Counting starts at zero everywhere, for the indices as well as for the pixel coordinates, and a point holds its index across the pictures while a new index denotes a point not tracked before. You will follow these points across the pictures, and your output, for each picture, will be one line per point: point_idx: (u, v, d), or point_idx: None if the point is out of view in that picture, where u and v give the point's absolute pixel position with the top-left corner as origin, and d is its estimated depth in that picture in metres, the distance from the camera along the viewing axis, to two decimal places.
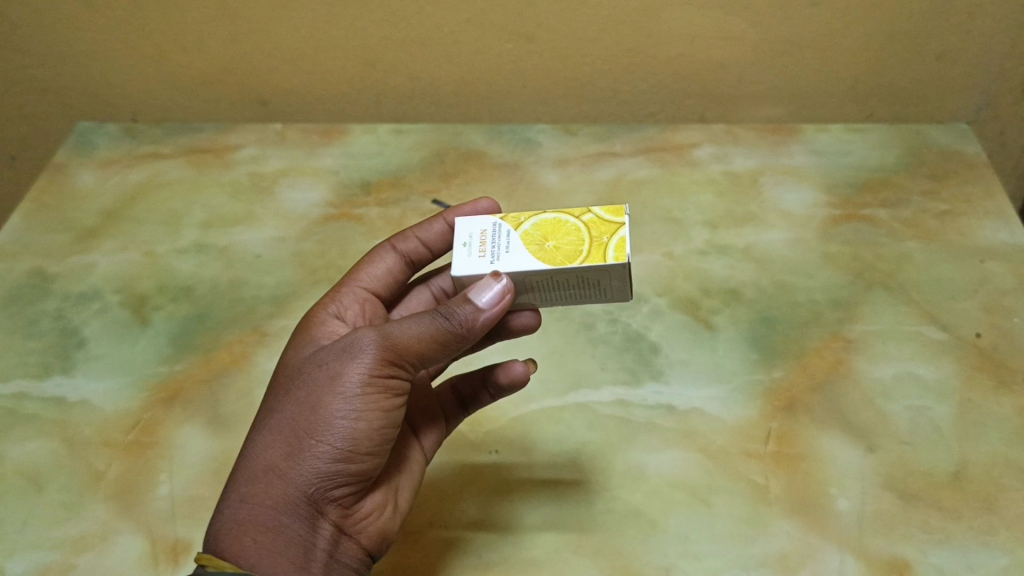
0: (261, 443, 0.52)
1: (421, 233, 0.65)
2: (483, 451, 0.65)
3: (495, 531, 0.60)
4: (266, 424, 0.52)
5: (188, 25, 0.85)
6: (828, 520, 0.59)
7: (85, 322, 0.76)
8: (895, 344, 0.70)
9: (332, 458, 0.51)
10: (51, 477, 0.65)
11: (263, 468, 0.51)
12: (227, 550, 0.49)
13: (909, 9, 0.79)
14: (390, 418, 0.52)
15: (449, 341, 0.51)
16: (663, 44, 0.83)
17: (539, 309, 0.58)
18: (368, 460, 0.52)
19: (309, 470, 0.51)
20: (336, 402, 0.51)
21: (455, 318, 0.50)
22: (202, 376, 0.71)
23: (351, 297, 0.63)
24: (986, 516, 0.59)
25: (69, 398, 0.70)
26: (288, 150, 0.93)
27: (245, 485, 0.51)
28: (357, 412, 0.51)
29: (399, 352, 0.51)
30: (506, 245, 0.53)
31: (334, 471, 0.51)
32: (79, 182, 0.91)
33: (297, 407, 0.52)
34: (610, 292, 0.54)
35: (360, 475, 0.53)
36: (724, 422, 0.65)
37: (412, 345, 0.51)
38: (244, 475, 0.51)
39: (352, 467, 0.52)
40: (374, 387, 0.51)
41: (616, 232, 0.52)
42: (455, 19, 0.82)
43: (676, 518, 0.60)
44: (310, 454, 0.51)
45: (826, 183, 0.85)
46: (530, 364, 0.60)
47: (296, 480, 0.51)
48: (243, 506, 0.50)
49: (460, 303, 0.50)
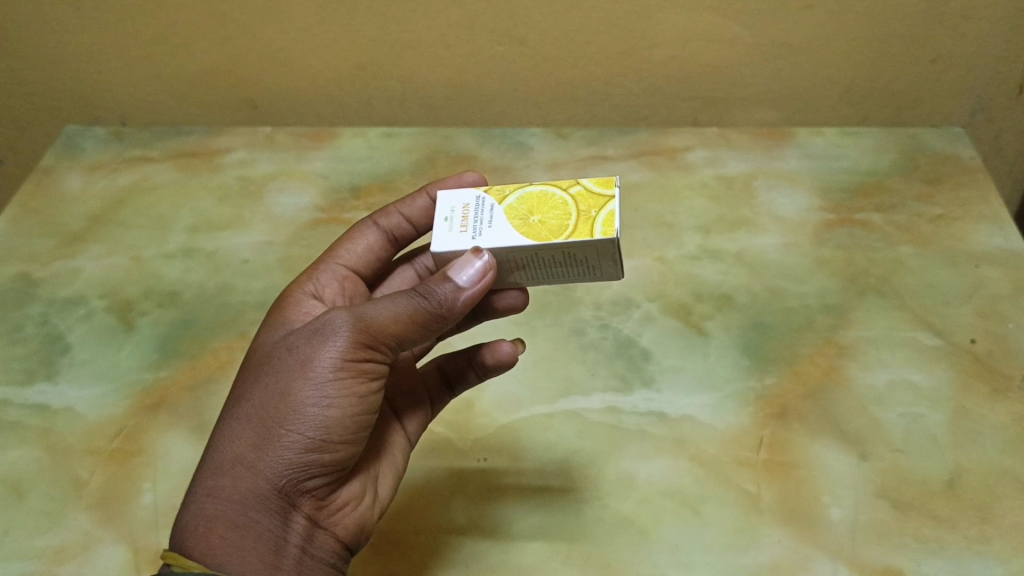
0: (228, 434, 0.51)
1: (404, 209, 0.64)
2: (470, 459, 0.64)
3: (481, 541, 0.59)
4: (234, 415, 0.51)
5: (178, 27, 0.84)
6: (822, 530, 0.58)
7: (71, 328, 0.75)
8: (890, 351, 0.69)
9: (304, 448, 0.50)
10: (32, 485, 0.64)
11: (231, 461, 0.50)
12: (193, 549, 0.48)
13: (901, 12, 0.79)
14: (364, 403, 0.51)
15: (427, 321, 0.50)
16: (656, 46, 0.83)
17: (526, 290, 0.58)
18: (342, 449, 0.51)
19: (279, 461, 0.50)
20: (308, 388, 0.50)
21: (434, 298, 0.49)
22: (188, 384, 0.70)
23: (330, 274, 0.63)
24: (980, 525, 0.58)
25: (53, 405, 0.69)
26: (277, 154, 0.92)
27: (212, 479, 0.50)
28: (330, 398, 0.50)
29: (373, 333, 0.50)
30: (489, 220, 0.52)
31: (305, 461, 0.50)
32: (67, 187, 0.90)
33: (266, 393, 0.51)
34: (600, 270, 0.53)
35: (334, 464, 0.52)
36: (716, 430, 0.64)
37: (387, 326, 0.50)
38: (212, 468, 0.50)
39: (325, 456, 0.51)
40: (348, 371, 0.50)
41: (605, 207, 0.51)
42: (446, 22, 0.82)
43: (667, 528, 0.59)
44: (280, 445, 0.49)
45: (820, 188, 0.84)
46: (518, 343, 0.59)
47: (265, 472, 0.49)
48: (211, 500, 0.49)
49: (439, 282, 0.49)
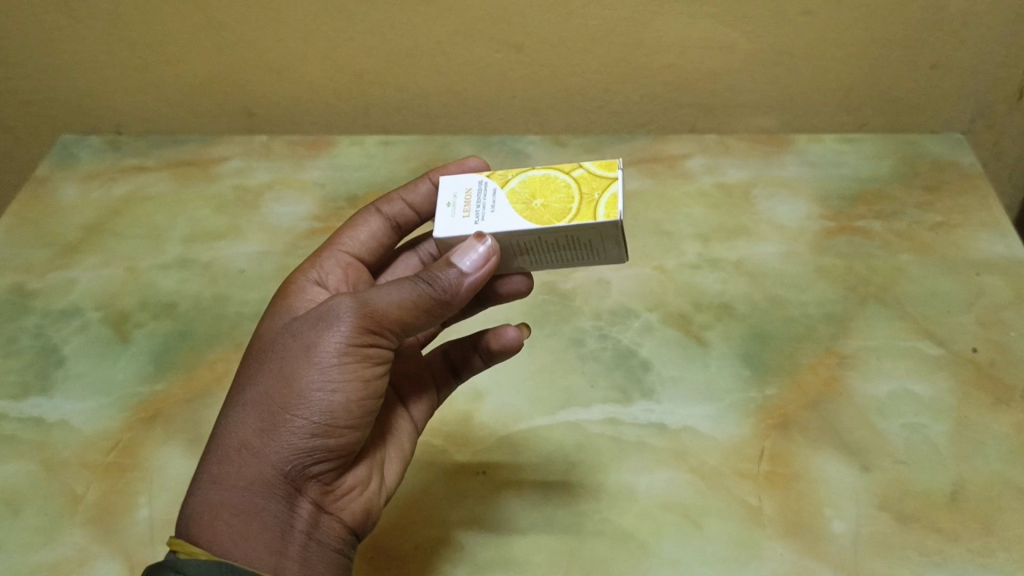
0: (234, 420, 0.50)
1: (407, 196, 0.64)
2: (470, 473, 0.63)
3: (481, 554, 0.58)
4: (239, 401, 0.51)
5: (171, 36, 0.84)
6: (823, 543, 0.57)
7: (66, 340, 0.75)
8: (891, 361, 0.69)
9: (310, 433, 0.49)
10: (27, 500, 0.63)
11: (237, 447, 0.49)
12: (198, 536, 0.48)
13: (899, 19, 0.79)
14: (370, 389, 0.51)
15: (432, 307, 0.50)
16: (654, 54, 0.82)
17: (530, 274, 0.57)
18: (349, 435, 0.51)
19: (285, 447, 0.49)
20: (313, 374, 0.49)
21: (437, 283, 0.49)
22: (184, 397, 0.69)
23: (333, 261, 0.62)
24: (984, 538, 0.57)
25: (48, 418, 0.68)
26: (274, 163, 0.91)
27: (217, 466, 0.49)
28: (335, 384, 0.49)
29: (378, 319, 0.49)
30: (492, 204, 0.52)
31: (311, 447, 0.50)
32: (62, 197, 0.90)
33: (272, 379, 0.50)
34: (604, 253, 0.52)
35: (340, 449, 0.51)
36: (717, 441, 0.64)
37: (391, 312, 0.49)
38: (217, 454, 0.49)
39: (331, 442, 0.50)
40: (352, 357, 0.49)
41: (608, 189, 0.50)
42: (443, 30, 0.81)
43: (668, 542, 0.58)
44: (285, 431, 0.49)
45: (819, 196, 0.84)
46: (524, 328, 0.59)
47: (271, 458, 0.49)
48: (216, 486, 0.49)
49: (442, 268, 0.49)
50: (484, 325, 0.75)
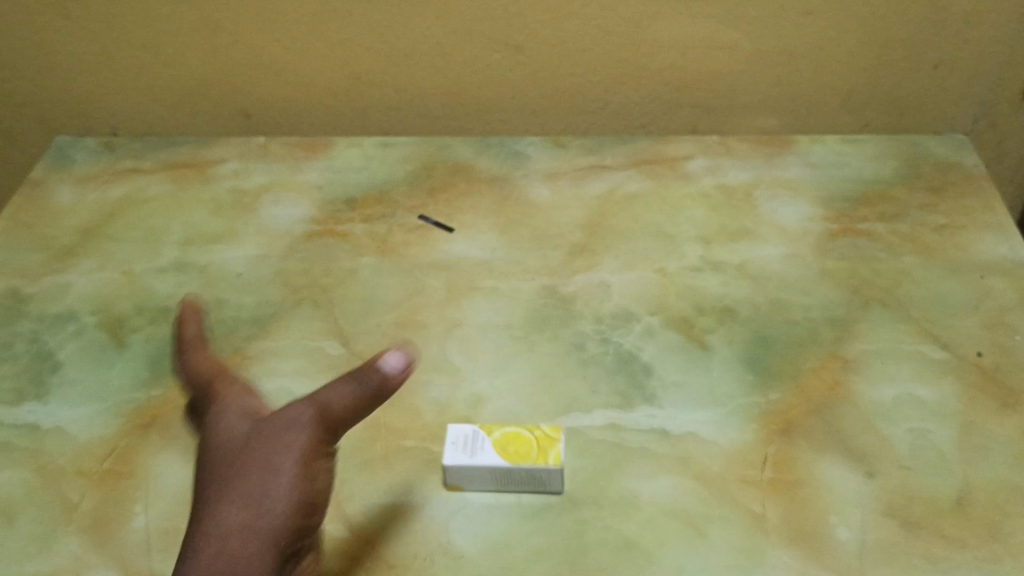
0: (222, 514, 0.55)
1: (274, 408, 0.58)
2: (470, 481, 0.62)
3: (482, 563, 0.58)
4: (215, 513, 0.56)
5: (171, 37, 0.85)
6: (828, 551, 0.57)
7: (61, 346, 0.74)
8: (895, 365, 0.68)
9: (290, 514, 0.56)
10: (22, 510, 0.62)
11: (232, 531, 0.55)
12: None
13: (890, 20, 0.81)
14: (320, 471, 0.58)
15: (368, 398, 0.59)
16: (653, 54, 0.84)
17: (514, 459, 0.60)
18: (318, 516, 0.58)
19: (275, 523, 0.55)
20: (287, 461, 0.56)
21: (365, 382, 0.57)
22: (181, 403, 0.68)
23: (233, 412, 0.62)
24: (990, 545, 0.57)
25: (43, 425, 0.67)
26: (271, 164, 0.90)
27: (209, 559, 0.54)
28: (303, 476, 0.57)
29: (331, 421, 0.58)
30: None
31: (296, 522, 0.56)
32: (56, 200, 0.88)
33: (254, 473, 0.56)
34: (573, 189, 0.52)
35: (318, 530, 0.59)
36: (720, 447, 0.63)
37: (341, 409, 0.58)
38: (207, 551, 0.54)
39: (311, 524, 0.58)
40: (313, 458, 0.58)
41: None
42: (444, 31, 0.83)
43: (672, 550, 0.57)
44: (272, 518, 0.55)
45: (822, 197, 0.83)
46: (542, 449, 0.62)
47: (266, 531, 0.55)
48: (218, 561, 0.54)
49: (369, 372, 0.57)
50: (484, 332, 0.73)
